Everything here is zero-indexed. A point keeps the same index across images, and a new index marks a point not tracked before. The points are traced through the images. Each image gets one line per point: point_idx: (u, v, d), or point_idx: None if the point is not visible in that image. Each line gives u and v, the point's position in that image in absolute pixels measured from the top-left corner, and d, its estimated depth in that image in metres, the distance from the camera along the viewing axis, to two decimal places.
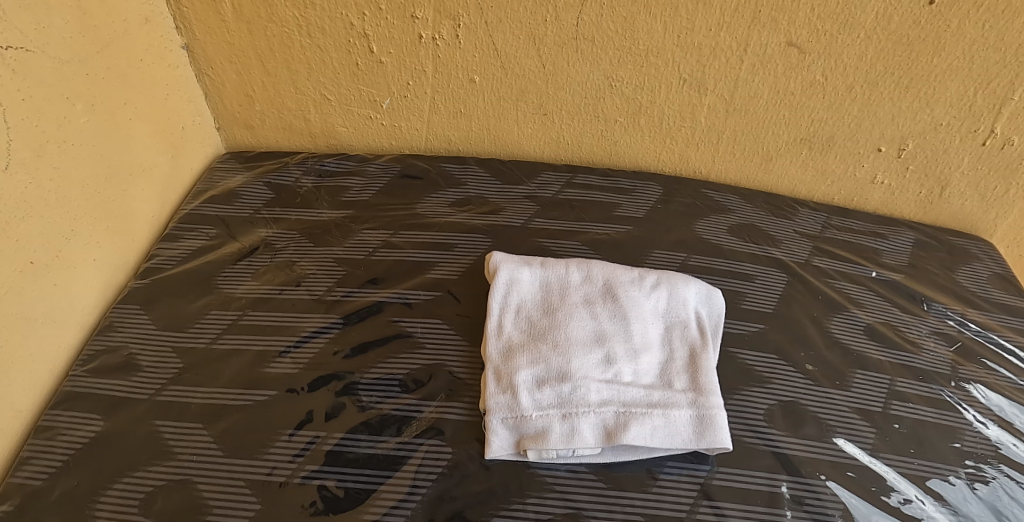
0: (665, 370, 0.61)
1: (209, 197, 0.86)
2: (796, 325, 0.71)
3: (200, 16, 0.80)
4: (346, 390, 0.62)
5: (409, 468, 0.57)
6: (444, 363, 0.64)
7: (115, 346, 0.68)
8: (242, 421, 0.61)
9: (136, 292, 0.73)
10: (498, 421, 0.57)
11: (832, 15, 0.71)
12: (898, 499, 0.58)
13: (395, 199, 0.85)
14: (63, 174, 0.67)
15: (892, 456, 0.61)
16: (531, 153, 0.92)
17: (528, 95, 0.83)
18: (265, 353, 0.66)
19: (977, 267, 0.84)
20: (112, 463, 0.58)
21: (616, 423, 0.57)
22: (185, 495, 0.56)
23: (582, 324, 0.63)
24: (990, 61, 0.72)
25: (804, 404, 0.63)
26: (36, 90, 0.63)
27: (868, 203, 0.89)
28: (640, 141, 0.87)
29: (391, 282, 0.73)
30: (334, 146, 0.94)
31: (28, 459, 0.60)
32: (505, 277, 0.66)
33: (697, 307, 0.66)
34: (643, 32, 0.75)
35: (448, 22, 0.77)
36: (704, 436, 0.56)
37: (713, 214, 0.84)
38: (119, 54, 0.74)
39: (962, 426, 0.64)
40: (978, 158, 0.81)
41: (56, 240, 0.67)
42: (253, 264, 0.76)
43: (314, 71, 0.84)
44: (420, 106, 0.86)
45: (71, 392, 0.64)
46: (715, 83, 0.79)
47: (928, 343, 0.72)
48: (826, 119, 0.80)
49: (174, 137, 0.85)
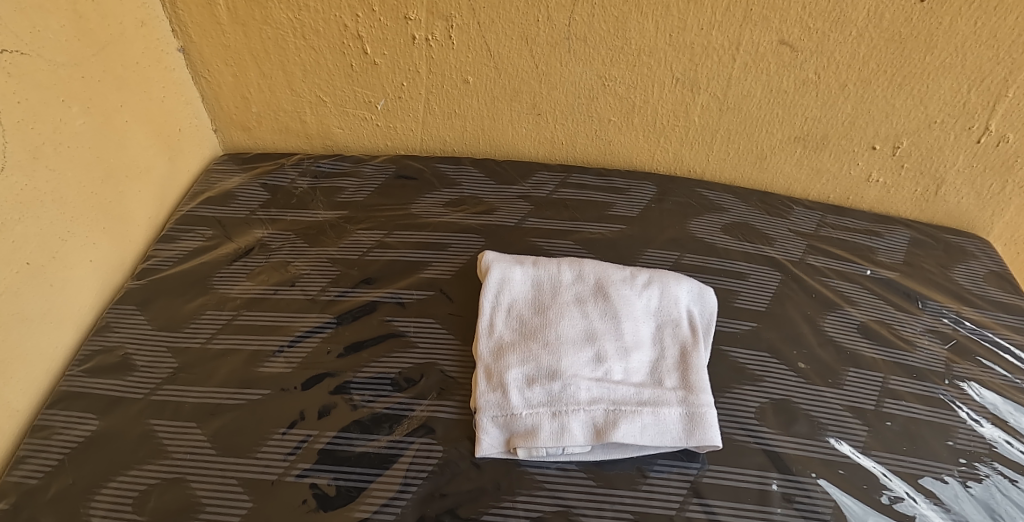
0: (656, 369, 0.61)
1: (206, 198, 0.86)
2: (789, 323, 0.71)
3: (196, 18, 0.81)
4: (338, 389, 0.63)
5: (401, 466, 0.57)
6: (437, 362, 0.65)
7: (111, 346, 0.69)
8: (236, 420, 0.61)
9: (133, 293, 0.74)
10: (489, 419, 0.58)
11: (824, 13, 0.71)
12: (890, 497, 0.58)
13: (390, 200, 0.85)
14: (59, 176, 0.68)
15: (883, 453, 0.61)
16: (526, 154, 0.92)
17: (522, 95, 0.84)
18: (259, 352, 0.67)
19: (973, 265, 0.84)
20: (107, 461, 0.59)
21: (606, 420, 0.57)
22: (179, 493, 0.56)
23: (573, 322, 0.63)
24: (983, 58, 0.72)
25: (795, 402, 0.63)
26: (31, 94, 0.64)
27: (863, 201, 0.89)
28: (634, 140, 0.88)
29: (384, 282, 0.73)
30: (330, 146, 0.94)
31: (24, 457, 0.60)
32: (497, 276, 0.66)
33: (689, 305, 0.67)
34: (634, 31, 0.75)
35: (441, 23, 0.77)
36: (694, 434, 0.57)
37: (707, 213, 0.84)
38: (115, 57, 0.74)
39: (955, 424, 0.64)
40: (974, 155, 0.80)
41: (53, 242, 0.67)
42: (248, 264, 0.76)
43: (309, 73, 0.84)
44: (415, 107, 0.87)
45: (67, 391, 0.65)
46: (709, 82, 0.79)
47: (922, 341, 0.71)
48: (819, 117, 0.80)
49: (171, 139, 0.85)
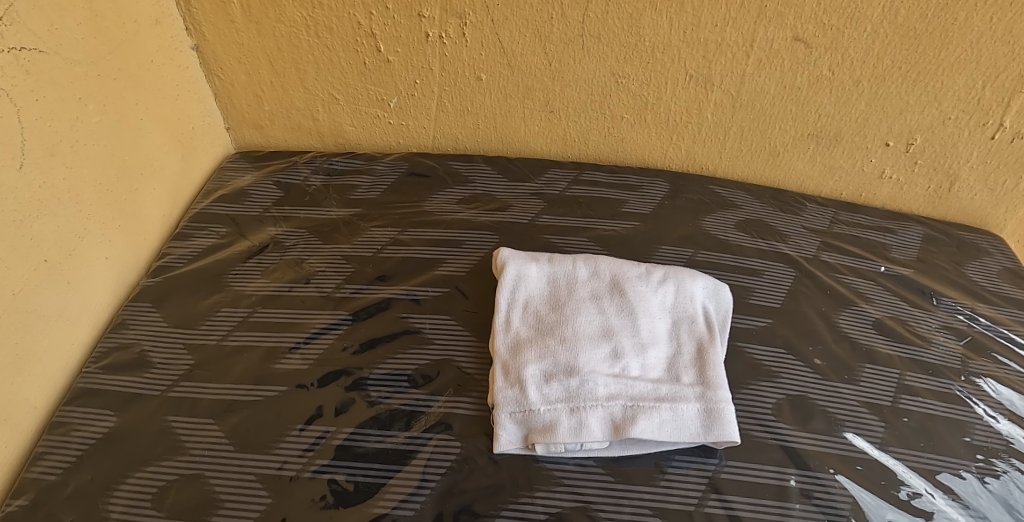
0: (672, 365, 0.61)
1: (219, 196, 0.87)
2: (804, 319, 0.71)
3: (210, 16, 0.81)
4: (355, 385, 0.63)
5: (418, 463, 0.57)
6: (453, 358, 0.65)
7: (127, 343, 0.69)
8: (253, 416, 0.61)
9: (147, 290, 0.74)
10: (506, 415, 0.58)
11: (839, 9, 0.71)
12: (908, 493, 0.58)
13: (403, 197, 0.85)
14: (76, 173, 0.68)
15: (901, 449, 0.60)
16: (538, 151, 0.92)
17: (534, 92, 0.84)
18: (275, 349, 0.67)
19: (987, 261, 0.83)
20: (125, 458, 0.59)
21: (624, 416, 0.57)
22: (197, 489, 0.57)
23: (589, 319, 0.63)
24: (998, 54, 0.72)
25: (812, 398, 0.63)
26: (49, 91, 0.64)
27: (876, 198, 0.89)
28: (646, 137, 0.88)
29: (399, 279, 0.73)
30: (342, 144, 0.94)
31: (42, 454, 0.60)
32: (513, 272, 0.66)
33: (705, 301, 0.67)
34: (648, 27, 0.75)
35: (454, 21, 0.77)
36: (712, 429, 0.57)
37: (720, 210, 0.84)
38: (130, 55, 0.75)
39: (972, 420, 0.64)
40: (988, 152, 0.80)
41: (69, 239, 0.68)
42: (262, 261, 0.76)
43: (322, 71, 0.84)
44: (427, 104, 0.87)
45: (84, 388, 0.65)
46: (722, 79, 0.79)
47: (937, 338, 0.71)
48: (833, 114, 0.80)
49: (184, 137, 0.86)
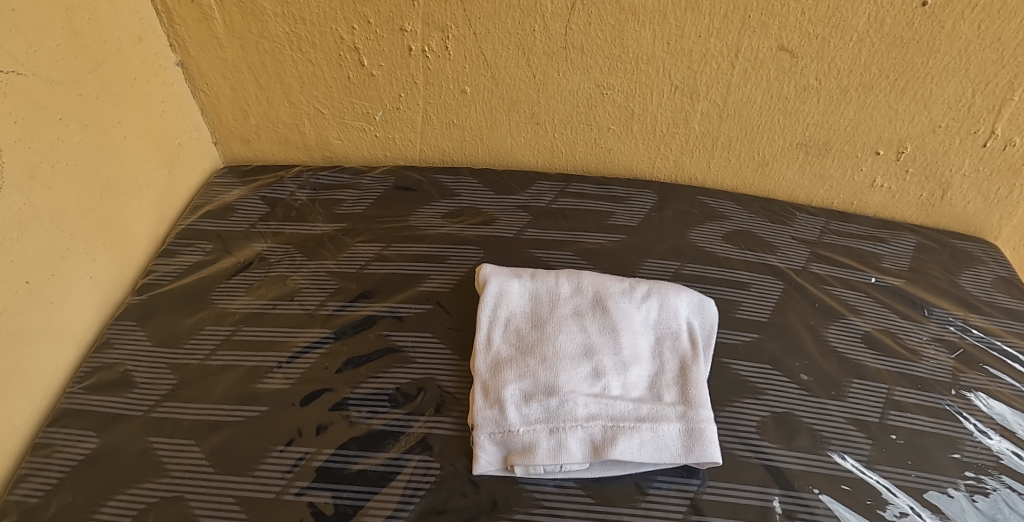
0: (654, 383, 0.61)
1: (206, 212, 0.87)
2: (791, 334, 0.70)
3: (193, 33, 0.81)
4: (336, 406, 0.62)
5: (398, 484, 0.57)
6: (434, 377, 0.64)
7: (111, 363, 0.69)
8: (234, 437, 0.61)
9: (133, 308, 0.74)
10: (486, 436, 0.57)
11: (823, 19, 0.70)
12: (893, 512, 0.57)
13: (389, 211, 0.85)
14: (57, 193, 0.68)
15: (888, 467, 0.60)
16: (525, 163, 0.92)
17: (520, 104, 0.83)
18: (257, 368, 0.67)
19: (981, 270, 0.82)
20: (107, 480, 0.59)
21: (604, 437, 0.56)
22: (177, 511, 0.56)
23: (571, 336, 0.62)
24: (988, 62, 0.71)
25: (797, 415, 0.63)
26: (28, 112, 0.64)
27: (868, 207, 0.88)
28: (633, 149, 0.87)
29: (382, 295, 0.73)
30: (329, 157, 0.94)
31: (25, 476, 0.60)
32: (495, 290, 0.66)
33: (689, 317, 0.66)
34: (632, 39, 0.74)
35: (437, 34, 0.77)
36: (693, 449, 0.56)
37: (708, 221, 0.84)
38: (112, 73, 0.75)
39: (962, 436, 0.63)
40: (980, 160, 0.79)
41: (51, 259, 0.68)
42: (247, 278, 0.76)
43: (307, 85, 0.84)
44: (413, 117, 0.87)
45: (68, 409, 0.65)
46: (707, 89, 0.78)
47: (927, 350, 0.70)
48: (821, 123, 0.79)
49: (170, 153, 0.86)
